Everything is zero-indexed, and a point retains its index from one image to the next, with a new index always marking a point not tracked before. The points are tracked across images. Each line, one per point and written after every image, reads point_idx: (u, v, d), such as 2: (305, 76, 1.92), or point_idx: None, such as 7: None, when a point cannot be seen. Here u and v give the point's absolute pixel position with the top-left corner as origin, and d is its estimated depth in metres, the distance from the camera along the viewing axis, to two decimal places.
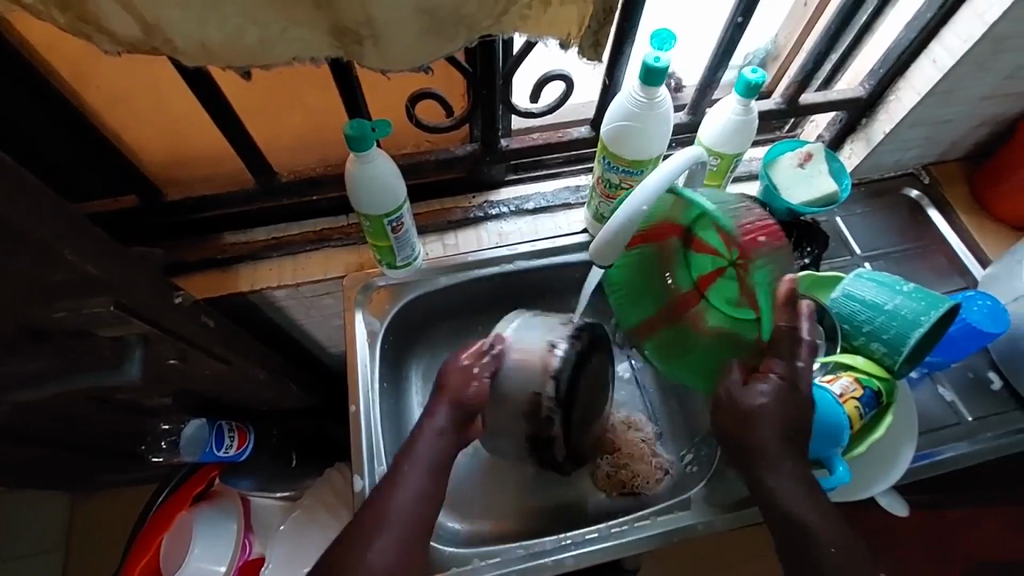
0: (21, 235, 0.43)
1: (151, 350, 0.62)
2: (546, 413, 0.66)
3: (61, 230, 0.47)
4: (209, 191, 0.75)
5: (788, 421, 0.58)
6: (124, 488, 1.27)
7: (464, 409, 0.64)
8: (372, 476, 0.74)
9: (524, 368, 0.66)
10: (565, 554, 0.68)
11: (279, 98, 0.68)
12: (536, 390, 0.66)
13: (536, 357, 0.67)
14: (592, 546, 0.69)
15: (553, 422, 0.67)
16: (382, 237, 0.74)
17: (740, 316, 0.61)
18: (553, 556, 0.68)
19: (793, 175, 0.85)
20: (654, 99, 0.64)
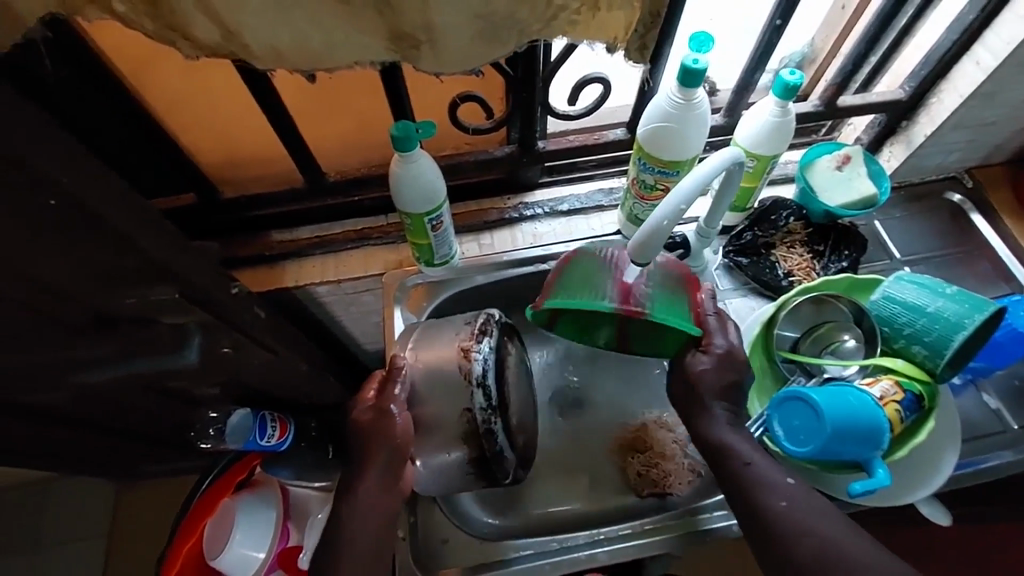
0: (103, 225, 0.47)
1: (208, 337, 0.65)
2: (486, 427, 0.63)
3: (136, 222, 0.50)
4: (261, 190, 0.79)
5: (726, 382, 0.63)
6: (167, 477, 1.33)
7: (391, 456, 0.59)
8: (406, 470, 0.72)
9: (442, 384, 0.63)
10: (597, 549, 0.69)
11: (328, 102, 0.71)
12: (465, 408, 0.62)
13: (456, 376, 0.63)
14: (625, 542, 0.69)
15: (493, 434, 0.63)
16: (422, 235, 0.77)
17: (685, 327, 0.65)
18: (585, 551, 0.69)
19: (830, 179, 0.85)
20: (692, 101, 0.65)
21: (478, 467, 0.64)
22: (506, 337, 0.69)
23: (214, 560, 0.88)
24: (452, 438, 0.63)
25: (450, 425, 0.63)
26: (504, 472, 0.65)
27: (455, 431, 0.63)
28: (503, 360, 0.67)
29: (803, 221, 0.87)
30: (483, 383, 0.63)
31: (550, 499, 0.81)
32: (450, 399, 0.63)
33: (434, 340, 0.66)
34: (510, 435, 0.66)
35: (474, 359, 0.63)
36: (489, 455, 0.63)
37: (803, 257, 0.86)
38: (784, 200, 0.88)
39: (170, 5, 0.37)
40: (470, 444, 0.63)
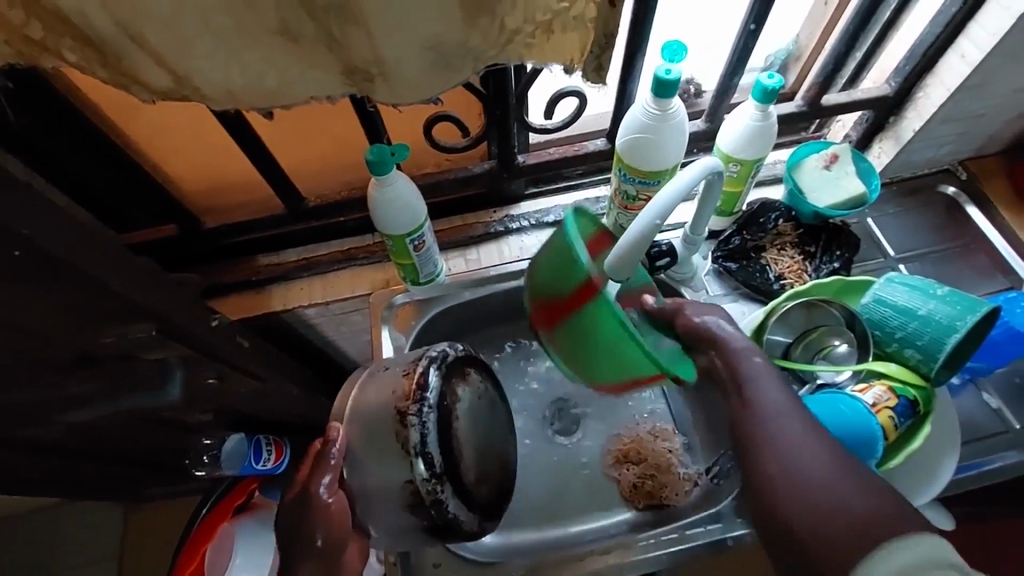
0: (71, 269, 0.47)
1: (190, 370, 0.65)
2: (433, 497, 0.57)
3: (107, 262, 0.50)
4: (244, 217, 0.80)
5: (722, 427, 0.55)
6: (175, 498, 1.34)
7: (335, 535, 0.58)
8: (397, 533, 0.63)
9: (380, 449, 0.59)
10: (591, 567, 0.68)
11: (304, 127, 0.71)
12: (407, 479, 0.57)
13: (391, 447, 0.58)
14: (619, 559, 0.68)
15: (443, 501, 0.58)
16: (405, 256, 0.77)
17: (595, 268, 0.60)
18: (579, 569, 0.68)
19: (818, 178, 0.84)
20: (667, 111, 0.64)
21: (434, 531, 0.60)
22: (453, 378, 0.61)
23: None
24: (399, 507, 0.59)
25: (395, 494, 0.58)
26: (464, 533, 0.60)
27: (400, 501, 0.58)
28: (448, 414, 0.60)
29: (792, 222, 0.86)
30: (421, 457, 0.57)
31: (546, 512, 0.81)
32: (391, 468, 0.58)
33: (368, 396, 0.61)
34: (467, 495, 0.60)
35: (410, 429, 0.57)
36: (441, 523, 0.58)
37: (794, 259, 0.85)
38: (772, 202, 0.87)
39: (117, 53, 0.37)
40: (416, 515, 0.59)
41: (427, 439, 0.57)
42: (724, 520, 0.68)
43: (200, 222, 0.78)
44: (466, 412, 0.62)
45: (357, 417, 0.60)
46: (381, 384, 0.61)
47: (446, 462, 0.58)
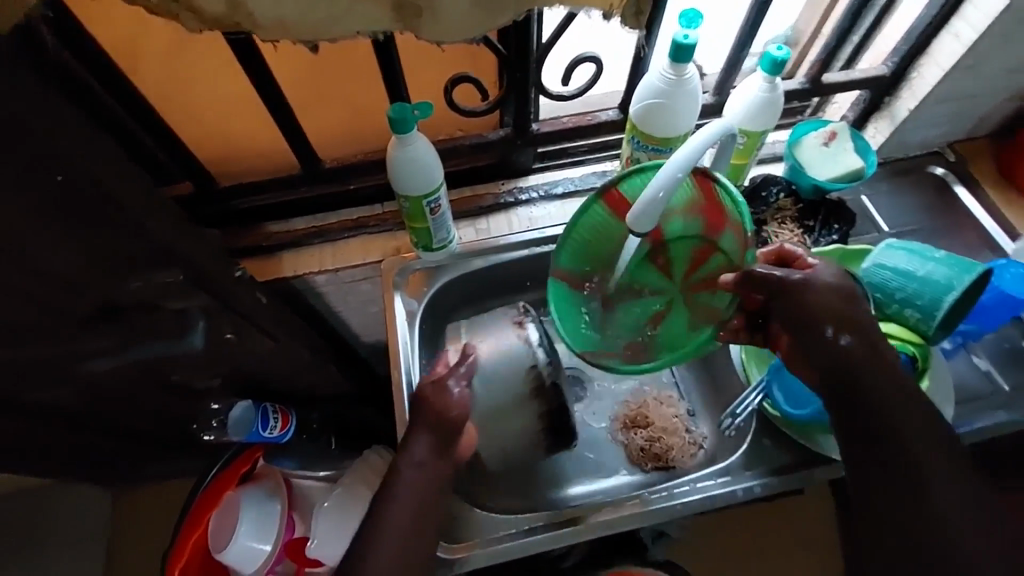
0: (108, 204, 0.47)
1: (211, 322, 0.65)
2: (552, 382, 0.73)
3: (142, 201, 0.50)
4: (260, 179, 0.80)
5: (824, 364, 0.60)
6: (167, 477, 1.32)
7: (442, 431, 0.65)
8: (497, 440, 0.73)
9: (507, 359, 0.73)
10: (611, 517, 0.68)
11: (324, 86, 0.72)
12: (532, 366, 0.73)
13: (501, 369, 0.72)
14: (639, 509, 0.68)
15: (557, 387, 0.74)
16: (420, 219, 0.78)
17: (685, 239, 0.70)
18: (597, 520, 0.69)
19: (818, 154, 0.87)
20: (683, 77, 0.67)
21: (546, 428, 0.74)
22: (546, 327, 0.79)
23: (219, 554, 0.87)
24: (521, 394, 0.72)
25: (518, 381, 0.72)
26: (569, 430, 0.75)
27: (524, 391, 0.72)
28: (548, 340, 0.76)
29: (792, 197, 0.89)
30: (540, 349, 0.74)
31: (556, 474, 0.82)
32: (513, 365, 0.73)
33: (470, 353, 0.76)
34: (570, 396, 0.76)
35: (529, 330, 0.74)
36: (555, 408, 0.73)
37: (794, 232, 0.88)
38: (774, 176, 0.90)
39: None
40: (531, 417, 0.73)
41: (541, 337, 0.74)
42: (733, 474, 0.70)
43: (216, 183, 0.78)
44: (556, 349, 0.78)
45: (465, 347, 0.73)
46: (493, 316, 0.78)
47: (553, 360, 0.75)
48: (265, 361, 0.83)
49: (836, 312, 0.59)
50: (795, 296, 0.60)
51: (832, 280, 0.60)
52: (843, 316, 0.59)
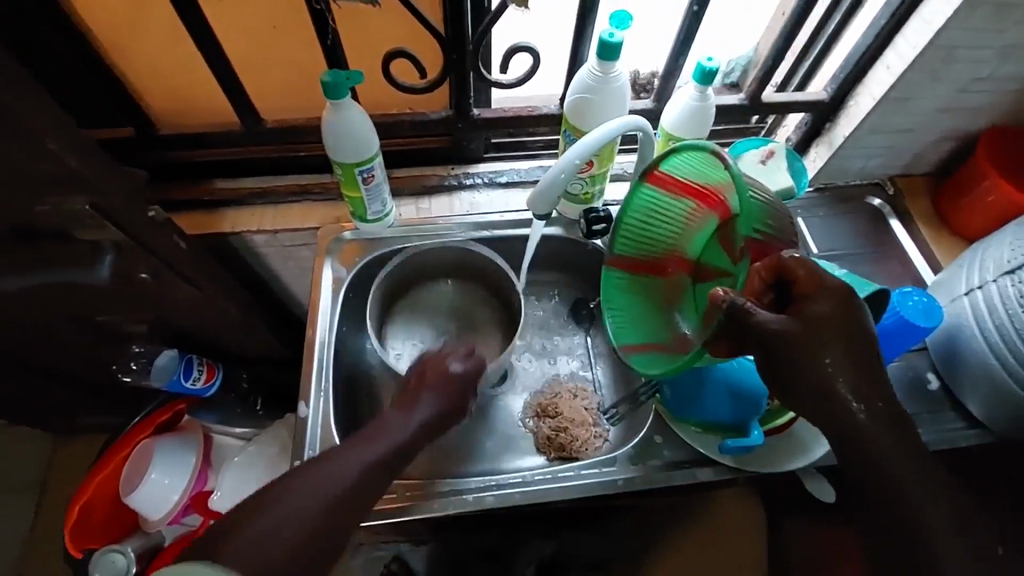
0: (8, 123, 0.49)
1: (122, 258, 0.67)
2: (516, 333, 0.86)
3: (52, 126, 0.52)
4: (199, 128, 0.80)
5: (808, 387, 0.53)
6: (103, 425, 1.32)
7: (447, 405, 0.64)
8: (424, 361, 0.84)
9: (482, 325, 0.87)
10: (535, 487, 0.71)
11: (268, 47, 0.73)
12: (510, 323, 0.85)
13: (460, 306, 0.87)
14: (562, 483, 0.71)
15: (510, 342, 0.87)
16: (353, 187, 0.80)
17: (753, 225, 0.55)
18: (521, 488, 0.71)
19: (755, 171, 0.89)
20: (609, 75, 0.69)
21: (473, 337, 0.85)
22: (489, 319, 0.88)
23: (128, 496, 0.88)
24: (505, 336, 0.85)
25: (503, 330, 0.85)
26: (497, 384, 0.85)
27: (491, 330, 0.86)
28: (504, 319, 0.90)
29: None
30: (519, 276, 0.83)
31: (447, 454, 0.83)
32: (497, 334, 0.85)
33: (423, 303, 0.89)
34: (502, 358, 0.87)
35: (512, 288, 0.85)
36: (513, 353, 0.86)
37: None
38: None
39: None
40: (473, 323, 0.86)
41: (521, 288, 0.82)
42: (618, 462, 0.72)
43: (157, 128, 0.79)
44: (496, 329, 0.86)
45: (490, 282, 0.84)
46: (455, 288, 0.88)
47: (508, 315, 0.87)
48: (187, 310, 0.85)
49: (840, 326, 0.53)
50: (792, 340, 0.52)
51: (838, 308, 0.53)
52: (844, 337, 0.53)
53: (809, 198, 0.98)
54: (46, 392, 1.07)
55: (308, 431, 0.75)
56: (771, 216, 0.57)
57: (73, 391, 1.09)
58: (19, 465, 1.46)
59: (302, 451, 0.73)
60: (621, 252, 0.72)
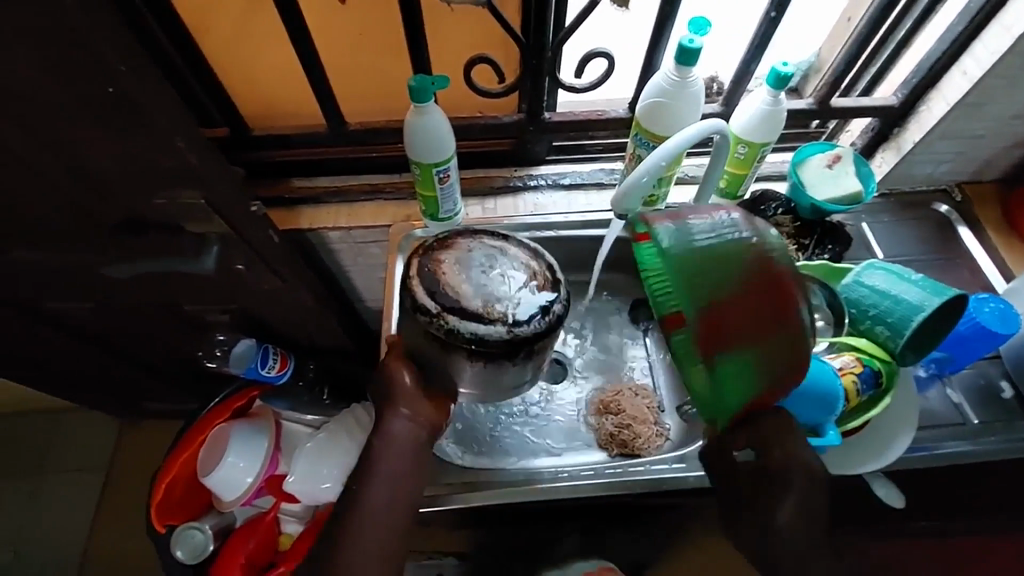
0: (146, 123, 0.53)
1: (225, 249, 0.72)
2: (434, 320, 0.59)
3: (181, 127, 0.56)
4: (288, 130, 0.85)
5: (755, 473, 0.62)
6: (173, 410, 1.40)
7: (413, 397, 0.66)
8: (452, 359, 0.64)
9: (415, 337, 0.65)
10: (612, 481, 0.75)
11: (356, 52, 0.77)
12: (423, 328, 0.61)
13: (470, 302, 0.60)
14: (637, 476, 0.75)
15: (457, 331, 0.59)
16: (430, 187, 0.83)
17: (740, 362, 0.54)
18: (596, 480, 0.75)
19: (820, 175, 0.90)
20: (686, 79, 0.71)
21: (510, 357, 0.62)
22: (437, 250, 0.64)
23: (206, 477, 0.91)
24: (434, 348, 0.63)
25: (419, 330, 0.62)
26: (502, 345, 0.59)
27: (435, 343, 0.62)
28: (433, 272, 0.62)
29: (790, 214, 0.91)
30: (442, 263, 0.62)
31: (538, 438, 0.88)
32: (413, 327, 0.63)
33: (474, 263, 0.63)
34: (483, 320, 0.59)
35: (416, 262, 0.63)
36: (467, 339, 0.59)
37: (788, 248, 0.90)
38: (774, 193, 0.92)
39: None
40: (512, 306, 0.60)
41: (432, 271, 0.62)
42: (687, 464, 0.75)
43: (249, 129, 0.84)
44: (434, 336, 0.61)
45: (415, 303, 0.61)
46: (462, 270, 0.62)
47: (442, 301, 0.60)
48: (268, 301, 0.89)
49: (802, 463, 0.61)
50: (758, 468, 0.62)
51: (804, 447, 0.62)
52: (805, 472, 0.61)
53: (873, 204, 0.97)
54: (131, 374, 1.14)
55: None
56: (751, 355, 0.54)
57: (152, 375, 1.16)
58: (91, 448, 1.55)
59: None
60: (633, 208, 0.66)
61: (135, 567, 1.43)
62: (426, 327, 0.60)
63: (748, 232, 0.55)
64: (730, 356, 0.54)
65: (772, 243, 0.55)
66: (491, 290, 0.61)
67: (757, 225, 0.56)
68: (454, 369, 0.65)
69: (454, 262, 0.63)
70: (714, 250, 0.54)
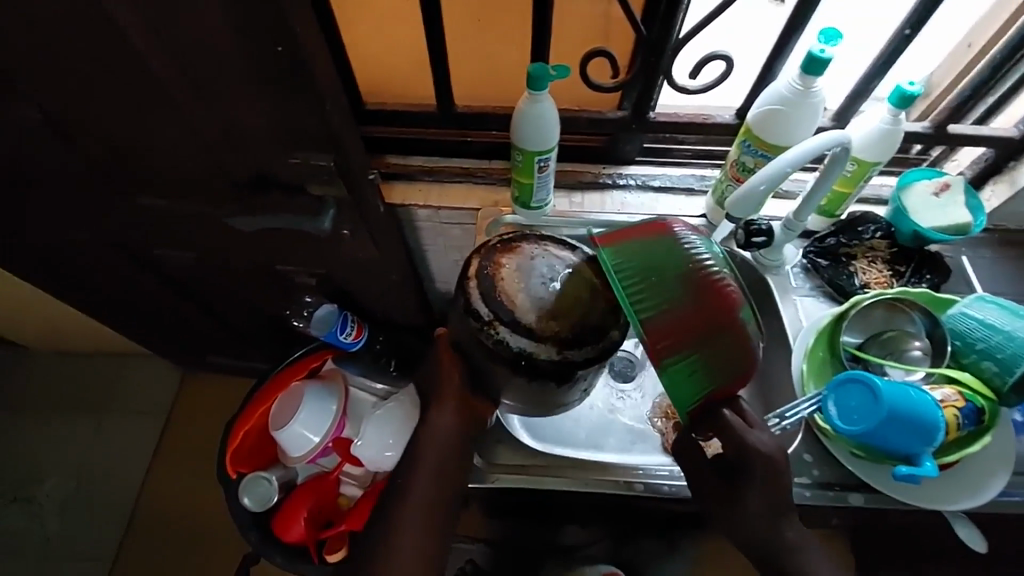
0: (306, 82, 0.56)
1: (339, 213, 0.75)
2: (484, 329, 0.59)
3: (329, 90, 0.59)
4: (399, 106, 0.88)
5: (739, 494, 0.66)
6: (236, 367, 1.45)
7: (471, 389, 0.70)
8: (503, 377, 0.63)
9: (467, 349, 0.65)
10: (656, 481, 0.78)
11: (480, 35, 0.79)
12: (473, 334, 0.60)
13: (522, 315, 0.58)
14: (678, 481, 0.78)
15: (506, 343, 0.58)
16: (528, 174, 0.85)
17: (683, 367, 0.58)
18: (642, 477, 0.78)
19: (925, 202, 0.86)
20: (809, 89, 0.70)
21: (556, 379, 0.60)
22: (499, 252, 0.62)
23: (278, 430, 0.95)
24: (483, 358, 0.62)
25: (471, 338, 0.61)
26: (550, 367, 0.58)
27: (482, 353, 0.61)
28: (493, 278, 0.60)
29: (888, 239, 0.89)
30: (512, 273, 0.60)
31: (603, 435, 0.88)
32: (464, 331, 0.62)
33: (533, 267, 0.61)
34: (534, 335, 0.58)
35: (477, 261, 0.62)
36: (515, 356, 0.58)
37: (882, 273, 0.87)
38: (873, 215, 0.90)
39: None
40: (569, 325, 0.58)
41: (493, 273, 0.60)
42: (674, 472, 0.78)
43: (362, 102, 0.87)
44: (484, 348, 0.60)
45: (468, 307, 0.59)
46: (524, 282, 0.60)
47: (496, 309, 0.58)
48: (356, 270, 0.93)
49: (775, 484, 0.65)
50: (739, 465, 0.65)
51: (776, 452, 0.65)
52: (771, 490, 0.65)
53: (976, 238, 0.93)
54: (210, 326, 1.19)
55: None
56: (701, 364, 0.59)
57: (228, 330, 1.21)
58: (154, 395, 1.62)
59: None
60: (738, 212, 0.67)
61: (182, 514, 1.48)
62: (475, 333, 0.60)
63: (690, 249, 0.59)
64: (673, 364, 0.58)
65: (713, 259, 0.59)
66: (552, 305, 0.59)
67: (698, 242, 0.61)
68: (502, 383, 0.64)
69: (515, 268, 0.61)
70: (657, 266, 0.58)
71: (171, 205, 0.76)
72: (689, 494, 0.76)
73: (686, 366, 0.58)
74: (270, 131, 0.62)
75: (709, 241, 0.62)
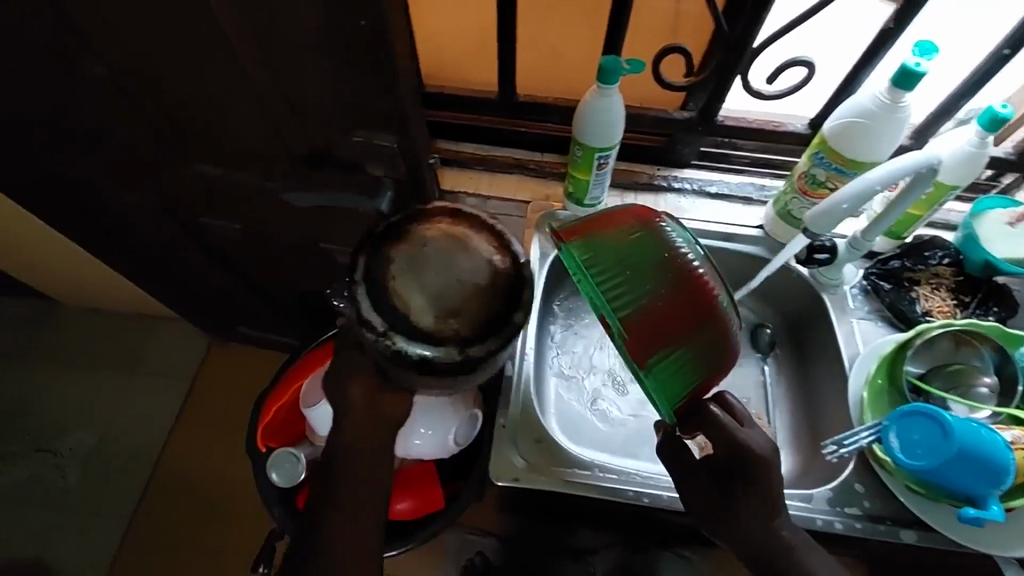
0: (387, 62, 0.54)
1: (396, 196, 0.74)
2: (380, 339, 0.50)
3: (407, 70, 0.58)
4: (459, 91, 0.86)
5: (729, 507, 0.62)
6: (263, 339, 1.46)
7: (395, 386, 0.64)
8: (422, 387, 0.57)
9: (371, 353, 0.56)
10: (645, 490, 0.72)
11: (553, 24, 0.76)
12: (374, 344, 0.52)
13: (420, 319, 0.50)
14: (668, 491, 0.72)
15: (405, 353, 0.50)
16: (585, 170, 0.82)
17: (665, 363, 0.56)
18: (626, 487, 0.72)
19: (999, 232, 0.82)
20: (897, 103, 0.66)
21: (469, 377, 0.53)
22: (384, 244, 0.53)
23: (308, 409, 0.94)
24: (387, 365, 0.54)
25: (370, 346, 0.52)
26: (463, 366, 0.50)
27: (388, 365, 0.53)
28: (386, 276, 0.51)
29: (955, 267, 0.85)
30: (412, 272, 0.51)
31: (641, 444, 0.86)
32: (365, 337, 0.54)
33: (456, 257, 0.52)
34: (430, 338, 0.50)
35: (360, 258, 0.52)
36: (415, 365, 0.50)
37: (944, 301, 0.83)
38: (941, 240, 0.86)
39: None
40: (470, 320, 0.50)
41: (382, 266, 0.52)
42: (671, 483, 0.73)
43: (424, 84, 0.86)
44: (387, 357, 0.52)
45: (360, 318, 0.51)
46: (420, 280, 0.50)
47: (390, 316, 0.50)
48: None
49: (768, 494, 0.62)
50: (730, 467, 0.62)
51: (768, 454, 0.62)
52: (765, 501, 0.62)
53: None
54: (244, 298, 1.19)
55: (512, 391, 0.77)
56: (680, 357, 0.57)
57: (262, 303, 1.21)
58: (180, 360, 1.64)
59: (507, 409, 0.75)
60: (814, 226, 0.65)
61: (199, 480, 1.49)
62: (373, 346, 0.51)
63: (664, 240, 0.59)
64: (654, 360, 0.56)
65: (691, 250, 0.58)
66: (461, 305, 0.50)
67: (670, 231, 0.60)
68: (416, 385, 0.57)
69: (406, 260, 0.51)
70: (631, 260, 0.57)
71: (226, 173, 0.75)
72: (684, 507, 0.69)
73: (669, 361, 0.56)
74: (340, 107, 0.61)
75: (684, 229, 0.61)
